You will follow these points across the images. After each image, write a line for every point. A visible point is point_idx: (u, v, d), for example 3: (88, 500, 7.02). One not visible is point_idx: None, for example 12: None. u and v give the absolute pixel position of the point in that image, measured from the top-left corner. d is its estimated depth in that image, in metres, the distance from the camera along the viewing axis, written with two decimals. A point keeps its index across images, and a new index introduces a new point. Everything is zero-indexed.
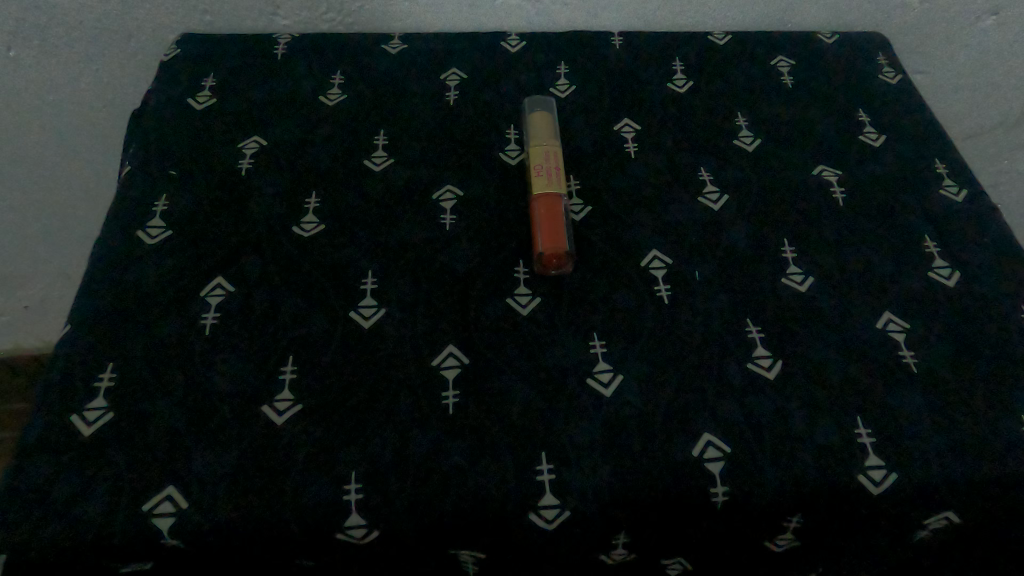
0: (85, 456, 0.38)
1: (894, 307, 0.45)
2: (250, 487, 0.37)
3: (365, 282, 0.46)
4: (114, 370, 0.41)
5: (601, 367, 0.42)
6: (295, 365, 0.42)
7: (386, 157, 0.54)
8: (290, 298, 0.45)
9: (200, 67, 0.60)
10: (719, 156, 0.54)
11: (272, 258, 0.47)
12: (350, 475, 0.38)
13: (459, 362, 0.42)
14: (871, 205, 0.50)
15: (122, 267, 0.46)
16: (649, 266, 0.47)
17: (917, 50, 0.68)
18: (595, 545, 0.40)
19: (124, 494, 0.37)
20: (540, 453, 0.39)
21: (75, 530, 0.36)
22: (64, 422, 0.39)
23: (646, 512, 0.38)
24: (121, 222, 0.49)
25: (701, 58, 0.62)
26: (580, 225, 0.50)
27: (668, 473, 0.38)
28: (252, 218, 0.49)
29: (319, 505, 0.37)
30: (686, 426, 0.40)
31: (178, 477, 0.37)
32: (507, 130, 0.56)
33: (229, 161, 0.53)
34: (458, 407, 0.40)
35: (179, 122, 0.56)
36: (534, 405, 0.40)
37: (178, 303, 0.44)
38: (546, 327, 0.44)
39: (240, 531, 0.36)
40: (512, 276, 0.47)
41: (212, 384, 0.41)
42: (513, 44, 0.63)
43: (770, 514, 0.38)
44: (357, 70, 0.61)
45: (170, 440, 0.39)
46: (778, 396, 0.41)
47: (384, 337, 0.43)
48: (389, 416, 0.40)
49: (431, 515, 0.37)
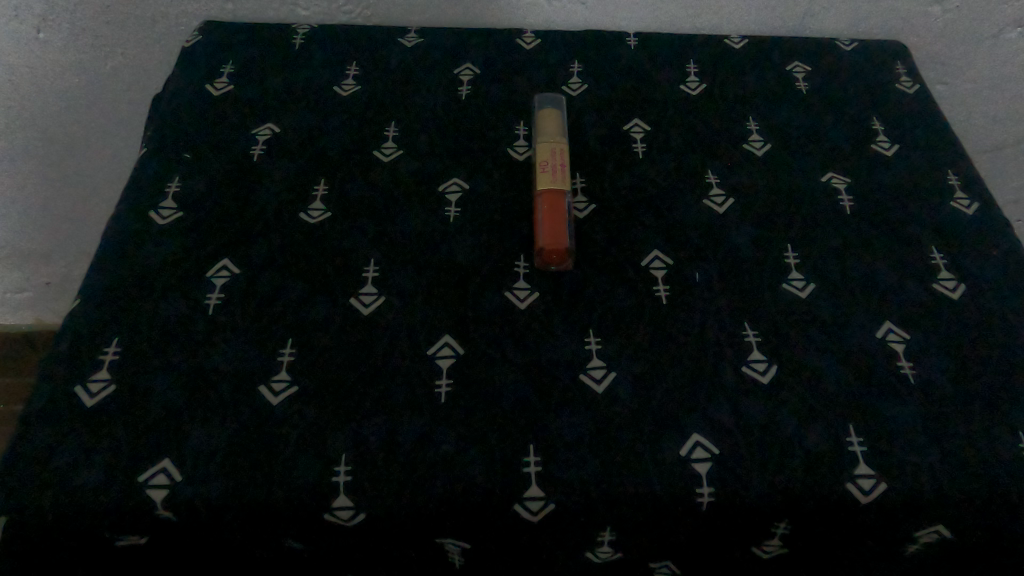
0: (87, 424, 0.39)
1: (895, 318, 0.44)
2: (242, 462, 0.38)
3: (367, 270, 0.47)
4: (119, 344, 0.42)
5: (595, 363, 0.42)
6: (293, 348, 0.43)
7: (395, 148, 0.55)
8: (293, 281, 0.46)
9: (220, 55, 0.61)
10: (727, 159, 0.54)
11: (278, 242, 0.48)
12: (340, 457, 0.39)
13: (453, 352, 0.43)
14: (879, 213, 0.50)
15: (132, 246, 0.47)
16: (648, 266, 0.47)
17: (939, 60, 0.67)
18: (582, 542, 0.40)
19: (123, 465, 0.38)
20: (529, 446, 0.39)
21: (73, 496, 0.37)
22: (69, 393, 0.40)
23: (632, 510, 0.38)
24: (134, 202, 0.50)
25: (716, 60, 0.62)
26: (583, 222, 0.50)
27: (655, 472, 0.38)
28: (261, 202, 0.50)
29: (307, 485, 0.38)
30: (676, 424, 0.40)
31: (175, 449, 0.38)
32: (517, 126, 0.57)
33: (241, 147, 0.54)
34: (449, 396, 0.41)
35: (195, 107, 0.57)
36: (525, 397, 0.41)
37: (184, 282, 0.46)
38: (542, 321, 0.44)
39: (230, 507, 0.37)
40: (512, 270, 0.47)
41: (212, 362, 0.42)
42: (528, 41, 0.64)
43: (757, 520, 0.38)
44: (372, 62, 0.61)
45: (168, 414, 0.40)
46: (770, 401, 0.41)
47: (383, 325, 0.44)
48: (381, 402, 0.41)
49: (416, 502, 0.38)
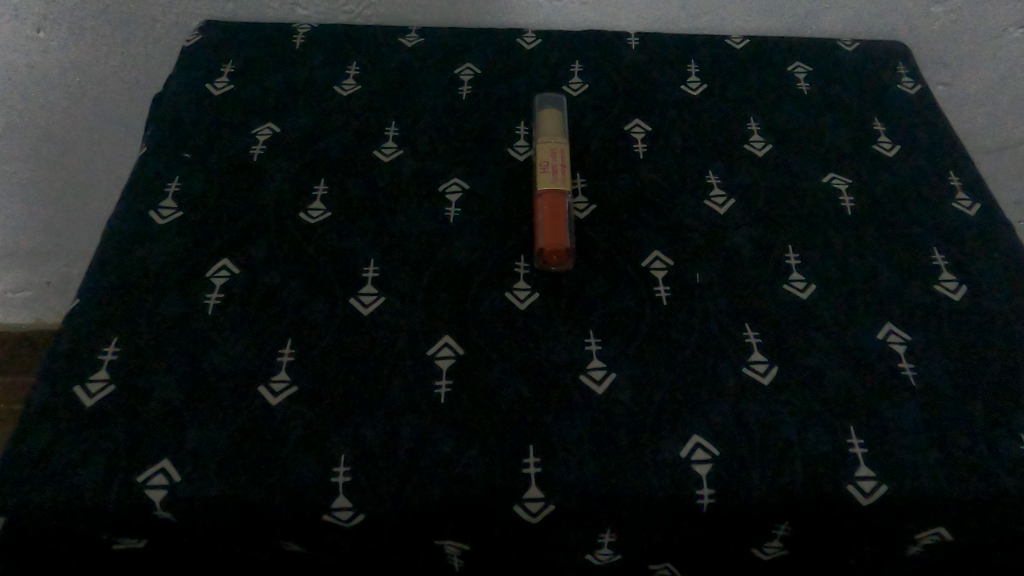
0: (274, 418, 0.46)
1: (949, 301, 0.52)
2: (439, 449, 0.45)
3: (519, 267, 0.54)
4: (293, 347, 0.49)
5: (757, 358, 0.49)
6: (460, 347, 0.50)
7: (527, 147, 0.63)
8: (443, 281, 0.53)
9: (339, 58, 0.70)
10: (794, 166, 0.62)
11: (445, 249, 0.55)
12: (528, 452, 0.45)
13: (606, 367, 0.49)
14: (924, 210, 0.58)
15: (284, 255, 0.54)
16: (789, 280, 0.53)
17: (949, 65, 0.76)
18: (756, 535, 0.46)
19: (317, 447, 0.45)
20: (698, 445, 0.45)
21: (267, 488, 0.43)
22: (255, 391, 0.47)
23: (799, 506, 0.44)
24: (285, 203, 0.58)
25: (764, 72, 0.70)
26: (686, 238, 0.56)
27: (799, 469, 0.44)
28: (403, 208, 0.58)
29: (502, 480, 0.44)
30: (795, 413, 0.46)
31: (356, 441, 0.45)
32: (637, 146, 0.64)
33: (371, 148, 0.62)
34: (603, 389, 0.48)
35: (325, 105, 0.66)
36: (663, 397, 0.47)
37: (343, 286, 0.53)
38: (665, 323, 0.51)
39: (440, 499, 0.43)
40: (654, 292, 0.53)
41: (384, 350, 0.49)
42: (529, 40, 0.73)
43: (899, 516, 0.44)
44: (470, 68, 0.70)
45: (346, 410, 0.46)
46: (864, 383, 0.48)
47: (536, 323, 0.51)
48: (550, 398, 0.47)
49: (611, 498, 0.44)
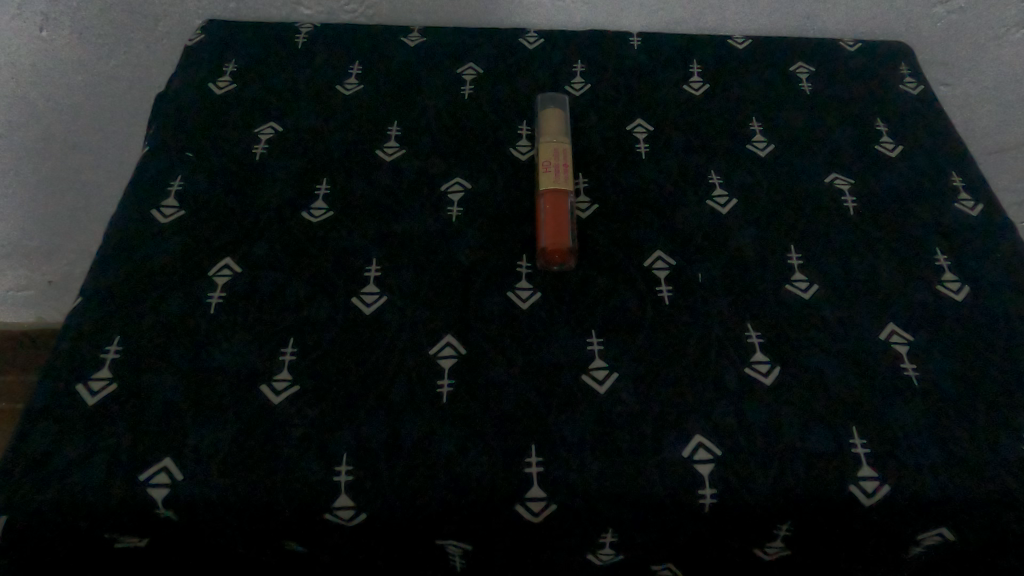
0: (86, 424, 0.39)
1: (897, 317, 0.44)
2: (245, 452, 0.38)
3: (370, 269, 0.47)
4: (120, 344, 0.42)
5: (596, 363, 0.42)
6: (295, 347, 0.43)
7: (398, 147, 0.55)
8: (294, 278, 0.46)
9: (223, 50, 0.61)
10: (726, 150, 0.55)
11: (299, 232, 0.48)
12: (340, 457, 0.38)
13: (456, 353, 0.43)
14: (881, 212, 0.50)
15: (133, 247, 0.47)
16: (652, 266, 0.47)
17: (949, 62, 0.67)
18: (584, 543, 0.40)
19: (125, 458, 0.38)
20: (531, 446, 0.39)
21: (64, 499, 0.37)
22: (71, 393, 0.40)
23: (634, 510, 0.38)
24: (141, 195, 0.50)
25: (712, 59, 0.62)
26: (586, 225, 0.50)
27: (655, 472, 0.38)
28: (264, 200, 0.50)
29: (307, 485, 0.38)
30: (679, 424, 0.40)
31: (174, 449, 0.38)
32: (519, 125, 0.57)
33: (244, 143, 0.54)
34: (451, 396, 0.41)
35: (198, 103, 0.57)
36: (526, 397, 0.41)
37: (188, 280, 0.46)
38: (543, 321, 0.44)
39: (232, 507, 0.37)
40: (515, 270, 0.47)
41: (211, 360, 0.42)
42: (413, 39, 0.63)
43: (758, 522, 0.38)
44: (373, 60, 0.61)
45: (166, 415, 0.40)
46: (772, 401, 0.40)
47: (384, 325, 0.44)
48: (386, 400, 0.41)
49: (418, 507, 0.38)
